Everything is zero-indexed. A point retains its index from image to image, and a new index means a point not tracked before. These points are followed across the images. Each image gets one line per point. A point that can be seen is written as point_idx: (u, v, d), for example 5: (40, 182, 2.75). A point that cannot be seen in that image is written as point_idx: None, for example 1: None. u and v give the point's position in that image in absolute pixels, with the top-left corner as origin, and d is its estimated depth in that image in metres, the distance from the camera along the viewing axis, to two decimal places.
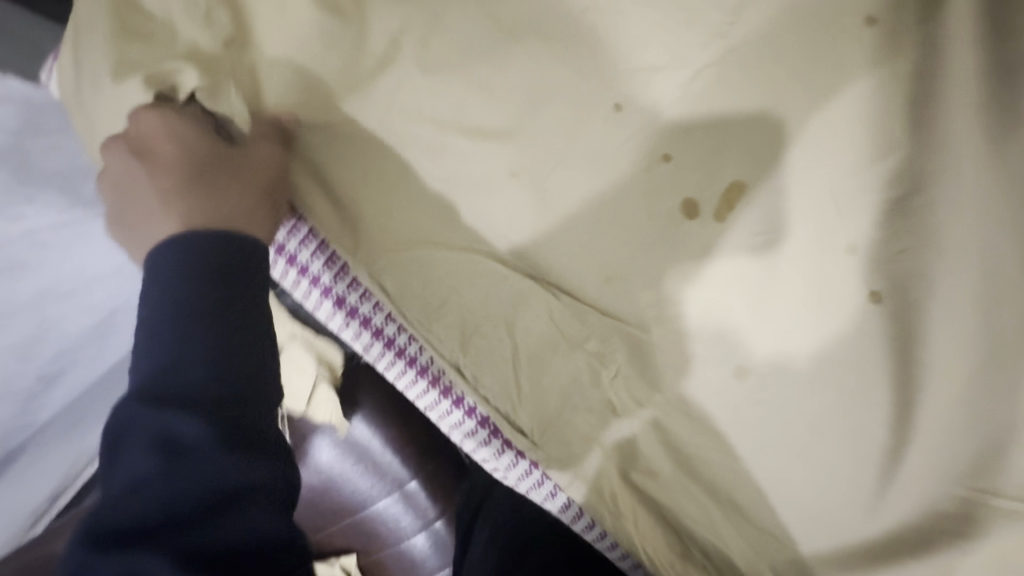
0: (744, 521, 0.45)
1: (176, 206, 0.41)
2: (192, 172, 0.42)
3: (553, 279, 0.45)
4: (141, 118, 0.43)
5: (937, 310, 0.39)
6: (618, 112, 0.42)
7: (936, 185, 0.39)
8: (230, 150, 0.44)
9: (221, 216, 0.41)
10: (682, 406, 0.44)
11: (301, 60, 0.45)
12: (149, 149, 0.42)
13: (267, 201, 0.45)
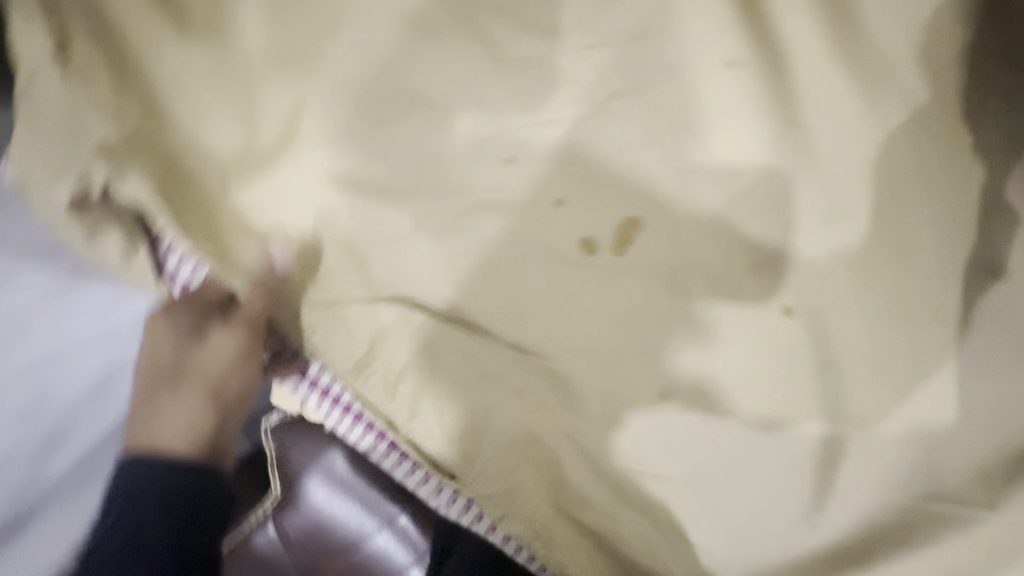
0: (688, 551, 0.44)
1: (160, 407, 0.51)
2: (191, 379, 0.51)
3: (467, 318, 0.44)
4: (178, 312, 0.52)
5: (847, 325, 0.42)
6: (514, 160, 0.43)
7: (829, 202, 0.41)
8: (241, 365, 0.51)
9: (168, 427, 0.50)
10: (611, 435, 0.44)
11: (193, 118, 0.44)
12: (178, 342, 0.51)
13: (221, 411, 0.52)
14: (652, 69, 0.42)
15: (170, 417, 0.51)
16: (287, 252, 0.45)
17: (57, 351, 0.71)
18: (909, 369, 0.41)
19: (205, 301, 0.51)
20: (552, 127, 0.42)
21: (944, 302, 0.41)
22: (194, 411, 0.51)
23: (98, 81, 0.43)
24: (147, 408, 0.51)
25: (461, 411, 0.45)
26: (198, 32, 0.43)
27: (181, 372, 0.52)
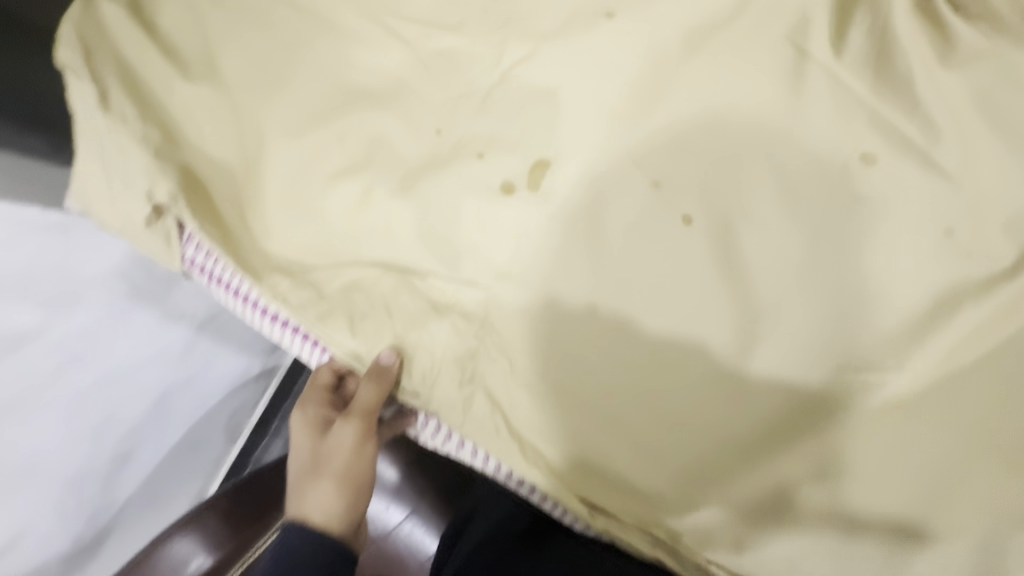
0: (636, 441, 0.49)
1: (307, 473, 0.52)
2: (329, 465, 0.52)
3: (416, 266, 0.52)
4: (313, 400, 0.55)
5: (738, 221, 0.48)
6: (443, 128, 0.52)
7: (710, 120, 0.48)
8: (363, 443, 0.53)
9: (315, 509, 0.51)
10: (552, 346, 0.50)
11: (196, 131, 0.55)
12: (312, 428, 0.54)
13: (348, 495, 0.52)
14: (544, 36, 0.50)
15: (310, 499, 0.52)
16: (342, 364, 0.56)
17: (116, 373, 0.90)
18: (808, 251, 0.47)
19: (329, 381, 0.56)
20: (470, 98, 0.52)
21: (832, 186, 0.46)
22: (342, 487, 0.52)
23: (126, 110, 0.54)
24: (293, 496, 0.53)
25: (417, 343, 0.51)
26: (196, 72, 0.56)
27: (322, 455, 0.53)
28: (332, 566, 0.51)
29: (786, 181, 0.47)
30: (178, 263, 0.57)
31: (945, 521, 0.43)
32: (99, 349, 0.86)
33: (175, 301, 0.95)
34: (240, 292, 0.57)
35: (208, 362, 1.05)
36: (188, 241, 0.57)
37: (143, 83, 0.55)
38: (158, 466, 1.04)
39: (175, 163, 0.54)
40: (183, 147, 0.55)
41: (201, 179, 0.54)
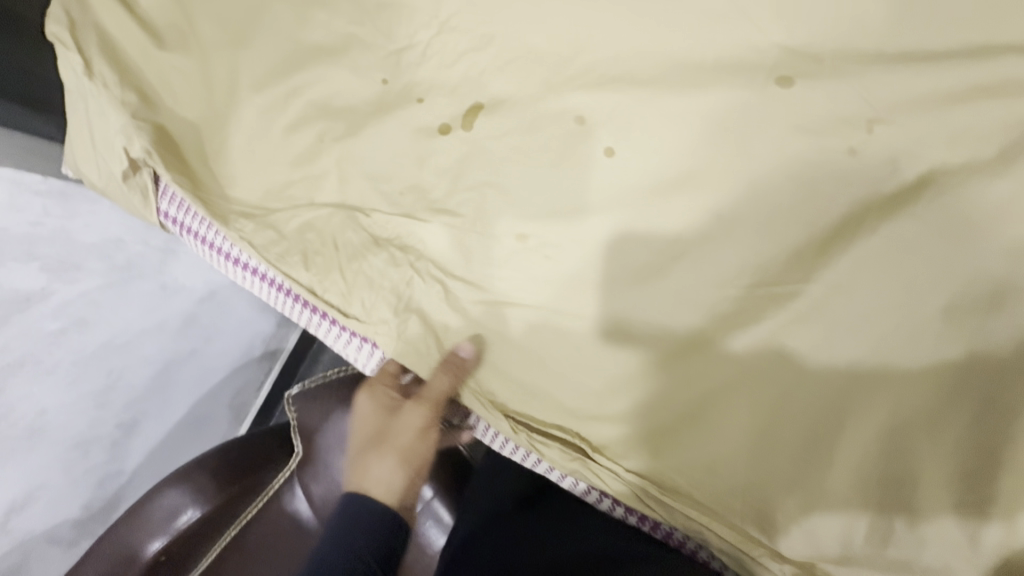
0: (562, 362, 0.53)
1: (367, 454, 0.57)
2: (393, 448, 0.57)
3: (366, 206, 0.57)
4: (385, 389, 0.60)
5: (655, 146, 0.50)
6: (388, 79, 0.57)
7: (629, 57, 0.51)
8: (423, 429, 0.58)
9: (373, 482, 0.55)
10: (486, 274, 0.54)
11: (170, 94, 0.61)
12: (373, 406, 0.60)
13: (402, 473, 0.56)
14: None
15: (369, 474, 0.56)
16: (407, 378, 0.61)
17: (115, 342, 0.95)
18: (722, 177, 0.49)
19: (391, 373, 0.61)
20: (411, 50, 0.56)
21: (744, 114, 0.48)
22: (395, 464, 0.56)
23: (104, 76, 0.59)
24: (357, 469, 0.57)
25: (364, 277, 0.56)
26: (169, 40, 0.61)
27: (386, 435, 0.58)
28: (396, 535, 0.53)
29: (700, 107, 0.49)
30: (156, 217, 0.63)
31: (885, 444, 0.44)
32: (102, 315, 0.91)
33: (169, 274, 1.02)
34: (210, 242, 0.62)
35: (207, 337, 1.16)
36: (162, 194, 0.62)
37: (120, 51, 0.61)
38: (160, 436, 1.14)
39: (150, 123, 0.59)
40: (159, 109, 0.60)
41: (174, 136, 0.60)
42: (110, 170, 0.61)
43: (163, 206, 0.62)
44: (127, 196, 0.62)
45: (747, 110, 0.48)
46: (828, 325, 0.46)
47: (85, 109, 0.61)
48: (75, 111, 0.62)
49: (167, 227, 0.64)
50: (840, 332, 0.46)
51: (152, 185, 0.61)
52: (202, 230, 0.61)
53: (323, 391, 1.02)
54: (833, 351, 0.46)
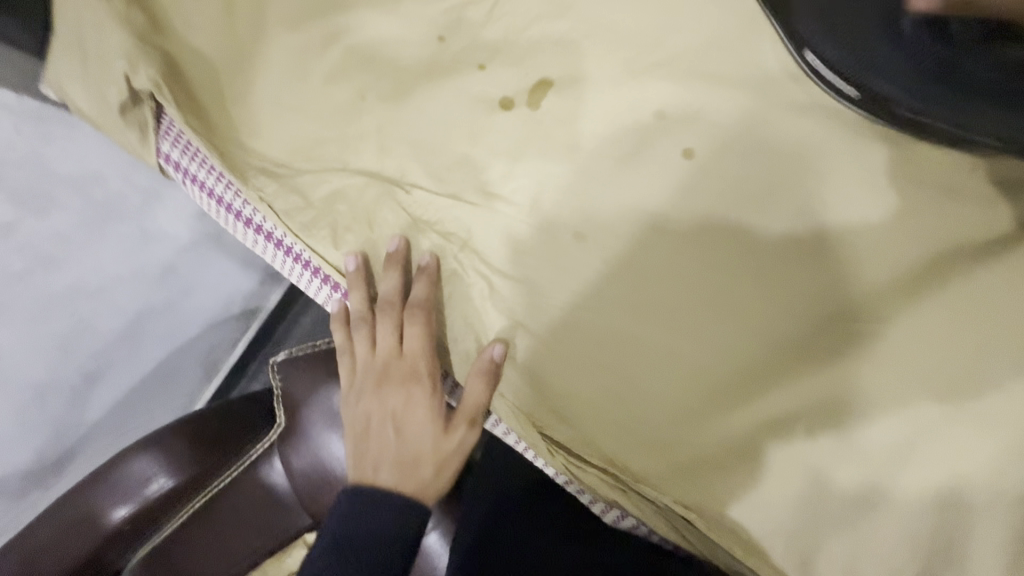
0: (607, 378, 0.48)
1: (355, 450, 0.55)
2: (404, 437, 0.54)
3: (406, 179, 0.50)
4: (390, 269, 0.51)
5: (740, 155, 0.46)
6: (445, 36, 0.49)
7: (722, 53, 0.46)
8: (401, 344, 0.53)
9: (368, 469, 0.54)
10: (535, 272, 0.49)
11: (178, 15, 0.51)
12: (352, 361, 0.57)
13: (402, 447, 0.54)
14: None
15: (374, 463, 0.54)
16: (399, 246, 0.50)
17: (85, 288, 0.86)
18: (811, 199, 0.45)
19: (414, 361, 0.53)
20: (476, 6, 0.49)
21: (841, 133, 0.45)
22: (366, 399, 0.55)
23: None
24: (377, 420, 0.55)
25: (390, 257, 0.50)
26: None
27: (386, 374, 0.54)
28: (408, 522, 0.51)
29: (796, 117, 0.45)
30: (155, 159, 0.54)
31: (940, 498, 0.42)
32: (72, 255, 0.82)
33: (148, 218, 0.92)
34: (216, 195, 0.55)
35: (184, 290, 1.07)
36: (164, 134, 0.53)
37: None
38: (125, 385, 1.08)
39: (156, 49, 0.50)
40: (167, 32, 0.51)
41: (183, 70, 0.51)
42: (102, 99, 0.52)
43: (164, 148, 0.54)
44: (116, 131, 0.53)
45: (845, 129, 0.45)
46: (898, 370, 0.43)
47: (78, 22, 0.51)
48: (62, 22, 0.52)
49: (166, 171, 0.55)
50: (910, 379, 0.43)
51: (155, 122, 0.53)
52: (211, 180, 0.54)
53: (313, 362, 0.96)
54: (904, 400, 0.42)
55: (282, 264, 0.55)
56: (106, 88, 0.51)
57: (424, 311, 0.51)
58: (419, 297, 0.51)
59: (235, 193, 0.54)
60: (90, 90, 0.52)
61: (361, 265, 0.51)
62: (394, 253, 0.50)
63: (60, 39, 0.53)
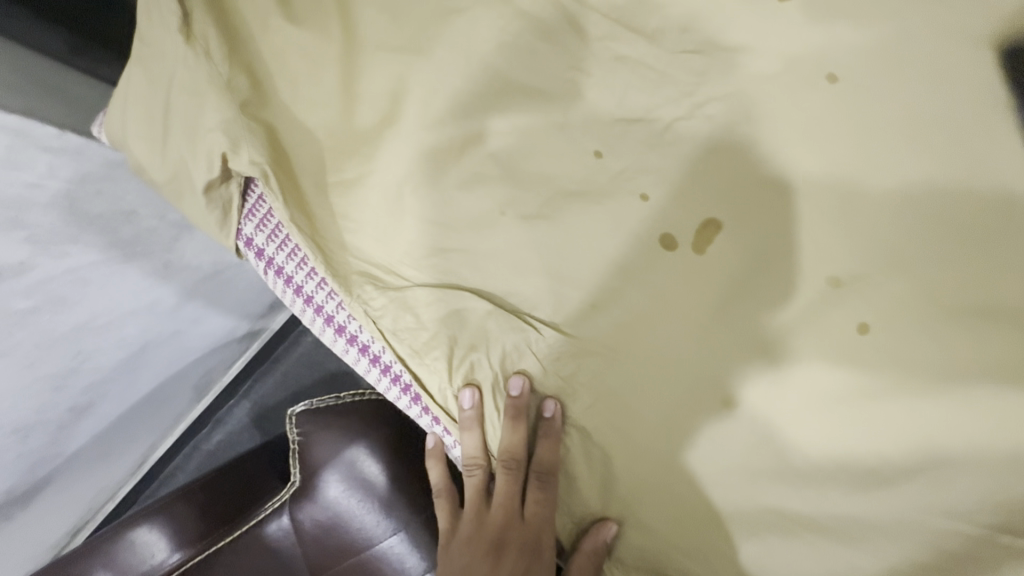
0: (732, 557, 0.43)
1: None
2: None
3: (534, 316, 0.44)
4: (513, 423, 0.44)
5: (949, 347, 0.38)
6: (602, 151, 0.43)
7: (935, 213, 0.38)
8: (513, 502, 0.48)
9: None
10: (672, 431, 0.43)
11: (290, 88, 0.44)
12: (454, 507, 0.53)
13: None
14: (756, 71, 0.41)
15: None
16: (522, 390, 0.43)
17: (93, 324, 0.76)
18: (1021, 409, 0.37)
19: (529, 520, 0.47)
20: (642, 124, 0.42)
21: None
22: (474, 559, 0.48)
23: (208, 44, 0.42)
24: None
25: (511, 403, 0.43)
26: (301, 9, 0.44)
27: (500, 531, 0.48)
28: None
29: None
30: (234, 241, 0.47)
31: None
32: (87, 293, 0.71)
33: (176, 251, 0.81)
34: (301, 290, 0.47)
35: (195, 320, 0.96)
36: (249, 215, 0.47)
37: (234, 14, 0.44)
38: (112, 414, 0.99)
39: (258, 124, 0.43)
40: (272, 104, 0.44)
41: (287, 152, 0.44)
42: (181, 168, 0.44)
43: (247, 230, 0.47)
44: (191, 202, 0.45)
45: None
46: None
47: (162, 74, 0.43)
48: (140, 68, 0.44)
49: (242, 253, 0.48)
50: None
51: (239, 203, 0.46)
52: (300, 274, 0.47)
53: (339, 417, 0.83)
54: None
55: (375, 381, 0.48)
56: (191, 159, 0.43)
57: (551, 474, 0.46)
58: (544, 459, 0.46)
59: (325, 291, 0.47)
60: (168, 153, 0.44)
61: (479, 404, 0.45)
62: (517, 400, 0.43)
63: (134, 86, 0.45)
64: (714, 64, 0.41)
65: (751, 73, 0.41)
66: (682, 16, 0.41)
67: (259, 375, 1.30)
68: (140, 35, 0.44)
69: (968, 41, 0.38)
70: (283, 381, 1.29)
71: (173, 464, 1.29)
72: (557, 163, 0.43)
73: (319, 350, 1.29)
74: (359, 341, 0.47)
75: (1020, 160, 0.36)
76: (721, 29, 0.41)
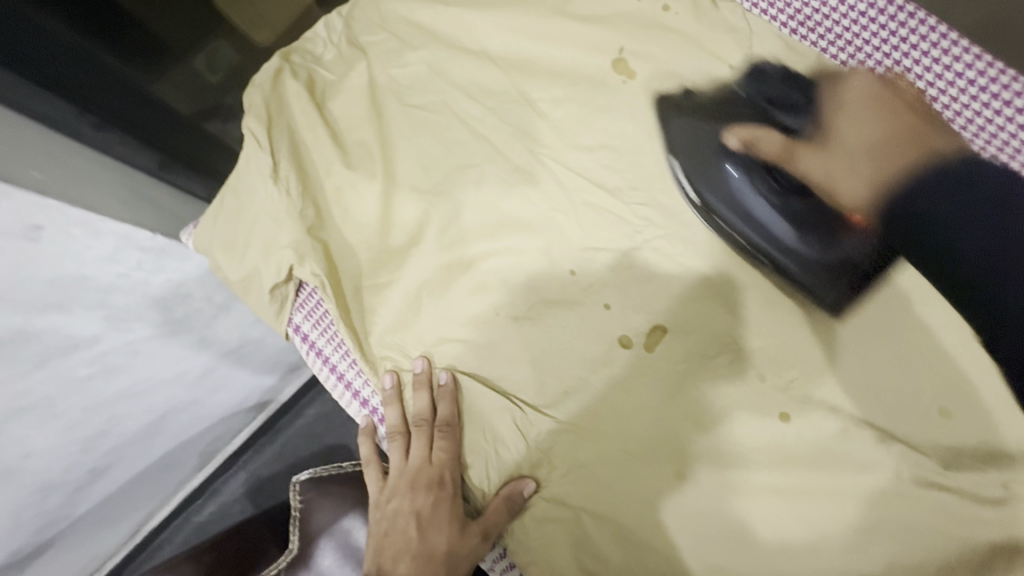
0: None
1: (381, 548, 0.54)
2: (422, 550, 0.51)
3: (520, 397, 0.55)
4: (417, 391, 0.55)
5: (843, 430, 0.48)
6: (576, 270, 0.56)
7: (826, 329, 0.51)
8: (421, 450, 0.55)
9: (389, 558, 0.52)
10: (631, 499, 0.52)
11: (343, 214, 0.58)
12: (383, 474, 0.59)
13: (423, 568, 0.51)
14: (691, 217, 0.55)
15: (395, 555, 0.52)
16: (448, 381, 0.55)
17: (132, 390, 0.85)
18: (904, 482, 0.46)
19: (436, 462, 0.54)
20: (606, 252, 0.56)
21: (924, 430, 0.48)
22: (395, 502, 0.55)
23: (288, 183, 0.57)
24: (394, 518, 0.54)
25: (417, 378, 0.55)
26: (357, 160, 0.59)
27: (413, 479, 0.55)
28: None
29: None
30: (285, 327, 0.59)
31: None
32: (135, 364, 0.82)
33: (214, 328, 0.93)
34: (336, 368, 0.59)
35: (215, 388, 1.06)
36: (299, 306, 0.59)
37: (307, 160, 0.59)
38: (123, 478, 1.04)
39: (317, 240, 0.57)
40: (328, 226, 0.58)
41: (336, 260, 0.58)
42: (254, 270, 0.57)
43: (296, 318, 0.59)
44: (256, 296, 0.58)
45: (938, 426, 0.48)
46: None
47: (248, 201, 0.58)
48: (232, 194, 0.59)
49: (290, 336, 0.60)
50: None
51: (293, 298, 0.58)
52: (335, 355, 0.58)
53: (339, 487, 0.90)
54: None
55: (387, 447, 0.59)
56: (264, 264, 0.57)
57: (451, 426, 0.55)
58: (445, 415, 0.55)
59: (356, 371, 0.58)
60: (244, 256, 0.58)
61: (398, 383, 0.56)
62: (420, 376, 0.55)
63: (225, 207, 0.59)
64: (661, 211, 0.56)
65: (688, 218, 0.55)
66: (635, 176, 0.56)
67: (259, 446, 1.35)
68: (236, 172, 0.59)
69: None
70: (283, 454, 1.35)
71: (164, 534, 1.30)
72: (541, 278, 0.56)
73: (322, 425, 1.36)
74: (378, 412, 0.58)
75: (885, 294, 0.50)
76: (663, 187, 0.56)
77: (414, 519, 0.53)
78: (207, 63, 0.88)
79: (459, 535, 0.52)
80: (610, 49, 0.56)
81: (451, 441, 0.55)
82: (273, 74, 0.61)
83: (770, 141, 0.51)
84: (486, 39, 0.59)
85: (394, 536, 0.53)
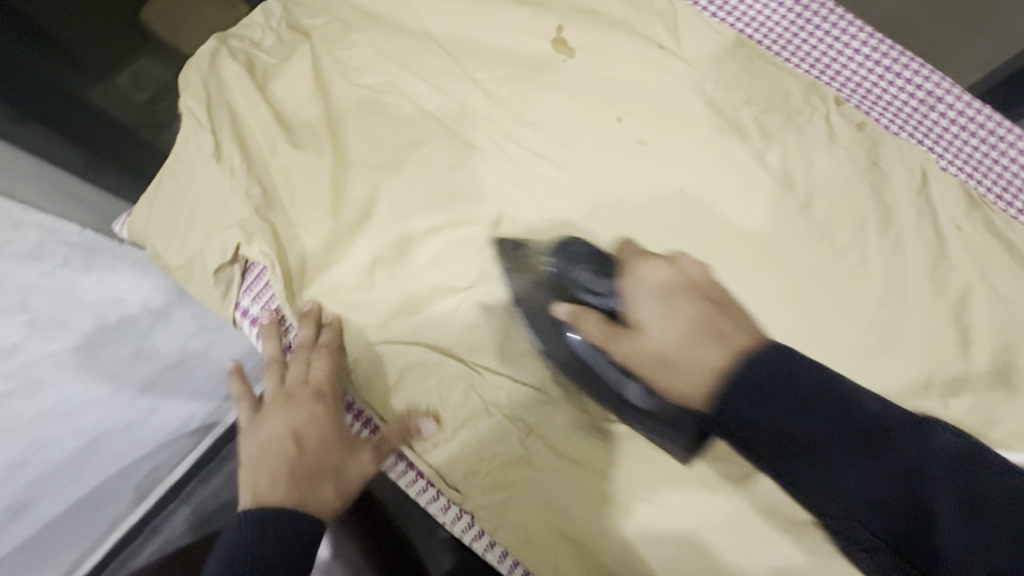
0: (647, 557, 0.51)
1: (250, 475, 0.48)
2: (303, 467, 0.48)
3: (477, 362, 0.55)
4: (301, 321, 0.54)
5: None
6: (529, 239, 0.58)
7: (758, 280, 0.56)
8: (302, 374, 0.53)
9: (263, 482, 0.47)
10: (593, 451, 0.53)
11: (289, 194, 0.57)
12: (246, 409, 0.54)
13: (304, 488, 0.47)
14: (634, 183, 0.59)
15: (273, 477, 0.47)
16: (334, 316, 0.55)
17: (58, 409, 0.75)
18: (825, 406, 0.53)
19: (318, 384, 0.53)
20: (558, 221, 0.58)
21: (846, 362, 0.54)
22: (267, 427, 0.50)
23: (232, 162, 0.56)
24: (268, 443, 0.49)
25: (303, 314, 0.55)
26: (303, 140, 0.59)
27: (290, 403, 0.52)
28: None
29: (827, 332, 0.55)
30: (232, 312, 0.57)
31: None
32: (61, 380, 0.73)
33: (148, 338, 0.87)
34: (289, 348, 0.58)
35: (152, 408, 0.98)
36: (247, 289, 0.57)
37: (250, 141, 0.58)
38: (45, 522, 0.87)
39: (263, 219, 0.55)
40: (274, 205, 0.57)
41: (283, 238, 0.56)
42: (198, 253, 0.56)
43: (244, 301, 0.57)
44: (200, 279, 0.56)
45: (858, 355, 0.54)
46: None
47: (189, 182, 0.56)
48: (171, 178, 0.57)
49: (238, 322, 0.58)
50: None
51: (241, 281, 0.57)
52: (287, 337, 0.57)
53: None
54: None
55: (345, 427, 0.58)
56: (208, 244, 0.55)
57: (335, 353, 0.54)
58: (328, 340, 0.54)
59: None
60: (186, 238, 0.56)
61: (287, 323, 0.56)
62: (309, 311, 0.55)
63: (162, 190, 0.57)
64: (606, 180, 0.59)
65: (631, 184, 0.59)
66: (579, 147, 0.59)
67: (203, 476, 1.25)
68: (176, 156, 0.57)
69: (763, 165, 0.57)
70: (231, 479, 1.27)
71: None
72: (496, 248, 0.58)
73: None
74: None
75: (806, 243, 0.56)
76: (608, 155, 0.59)
77: (293, 439, 0.50)
78: (132, 82, 0.81)
79: (343, 452, 0.51)
80: (548, 29, 0.59)
81: (333, 365, 0.54)
82: (211, 55, 0.60)
83: (593, 322, 0.46)
84: (429, 21, 0.60)
85: (267, 460, 0.48)
